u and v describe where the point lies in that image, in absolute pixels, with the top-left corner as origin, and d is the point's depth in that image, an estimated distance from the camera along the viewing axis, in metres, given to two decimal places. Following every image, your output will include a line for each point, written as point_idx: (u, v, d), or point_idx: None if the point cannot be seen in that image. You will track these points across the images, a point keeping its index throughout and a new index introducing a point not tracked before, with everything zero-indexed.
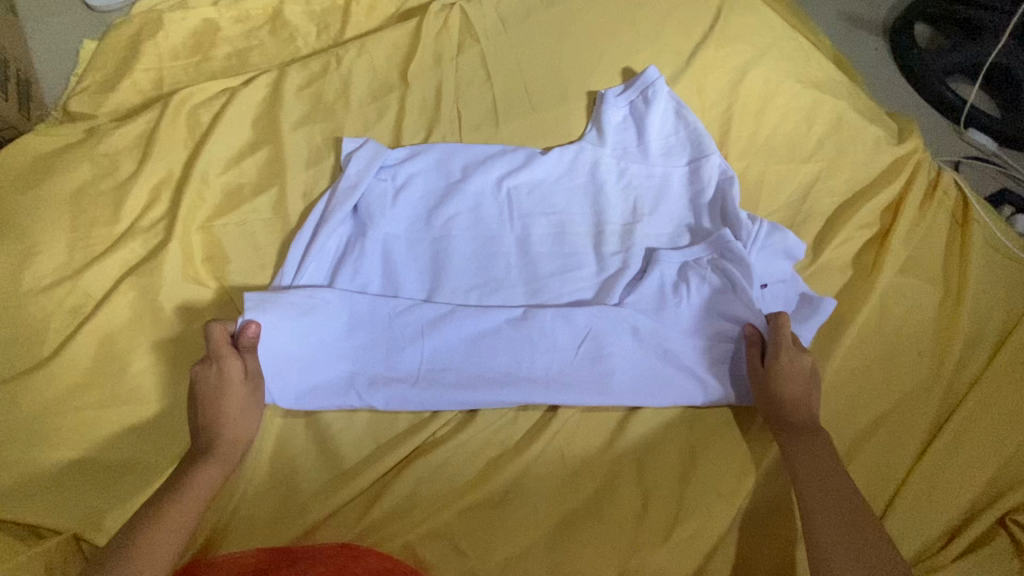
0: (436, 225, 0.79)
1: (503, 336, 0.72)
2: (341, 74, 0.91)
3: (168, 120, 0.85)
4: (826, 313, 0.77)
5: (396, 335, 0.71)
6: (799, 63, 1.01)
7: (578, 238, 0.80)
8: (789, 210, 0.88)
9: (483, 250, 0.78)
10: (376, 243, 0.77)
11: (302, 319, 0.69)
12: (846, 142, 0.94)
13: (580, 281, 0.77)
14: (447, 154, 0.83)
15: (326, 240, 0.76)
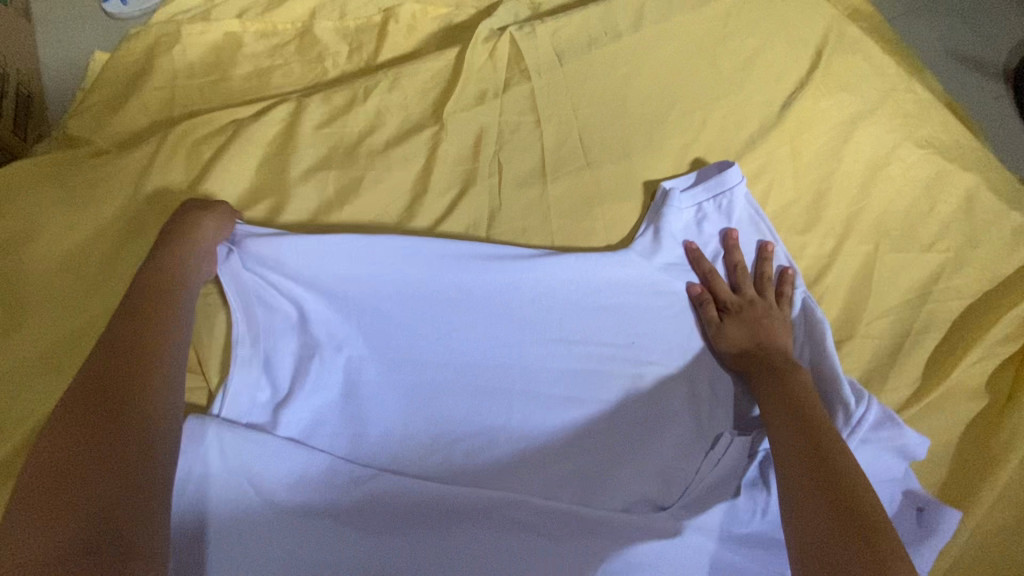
0: (424, 352, 0.65)
1: (491, 526, 0.57)
2: (367, 111, 0.78)
3: (167, 158, 0.74)
4: (950, 530, 0.61)
5: (359, 511, 0.57)
6: (918, 120, 0.83)
7: (602, 381, 0.65)
8: (904, 312, 0.71)
9: (482, 396, 0.64)
10: (351, 374, 0.65)
11: (251, 482, 0.57)
12: (978, 227, 0.75)
13: (587, 437, 0.63)
14: (445, 260, 0.66)
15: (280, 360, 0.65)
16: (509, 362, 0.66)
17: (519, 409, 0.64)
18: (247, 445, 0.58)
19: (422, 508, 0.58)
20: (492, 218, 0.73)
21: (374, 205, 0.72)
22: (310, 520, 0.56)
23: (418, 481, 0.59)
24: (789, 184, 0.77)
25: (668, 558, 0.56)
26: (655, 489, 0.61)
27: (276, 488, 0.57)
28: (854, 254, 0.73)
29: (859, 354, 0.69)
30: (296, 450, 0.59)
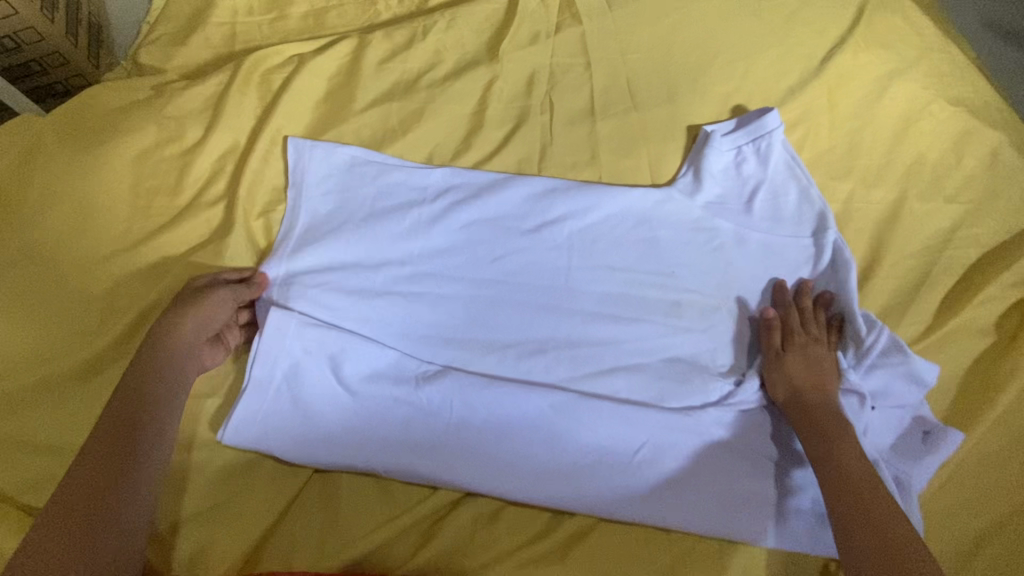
0: (483, 270, 0.71)
1: (542, 426, 0.65)
2: (427, 49, 0.82)
3: (239, 84, 0.77)
4: (949, 450, 0.66)
5: (422, 402, 0.65)
6: (950, 79, 0.86)
7: (643, 303, 0.71)
8: (925, 257, 0.76)
9: (531, 307, 0.70)
10: (414, 282, 0.70)
11: (329, 367, 0.66)
12: (1000, 183, 0.79)
13: (630, 352, 0.68)
14: (508, 192, 0.73)
15: (344, 259, 0.70)
16: (558, 282, 0.71)
17: (564, 323, 0.69)
18: (327, 336, 0.66)
19: (479, 399, 0.65)
20: (543, 153, 0.77)
21: (433, 135, 0.77)
22: (384, 402, 0.65)
23: (476, 380, 0.66)
24: (824, 135, 0.81)
25: (688, 451, 0.65)
26: (692, 395, 0.67)
27: (356, 374, 0.66)
28: (881, 202, 0.78)
29: (880, 292, 0.74)
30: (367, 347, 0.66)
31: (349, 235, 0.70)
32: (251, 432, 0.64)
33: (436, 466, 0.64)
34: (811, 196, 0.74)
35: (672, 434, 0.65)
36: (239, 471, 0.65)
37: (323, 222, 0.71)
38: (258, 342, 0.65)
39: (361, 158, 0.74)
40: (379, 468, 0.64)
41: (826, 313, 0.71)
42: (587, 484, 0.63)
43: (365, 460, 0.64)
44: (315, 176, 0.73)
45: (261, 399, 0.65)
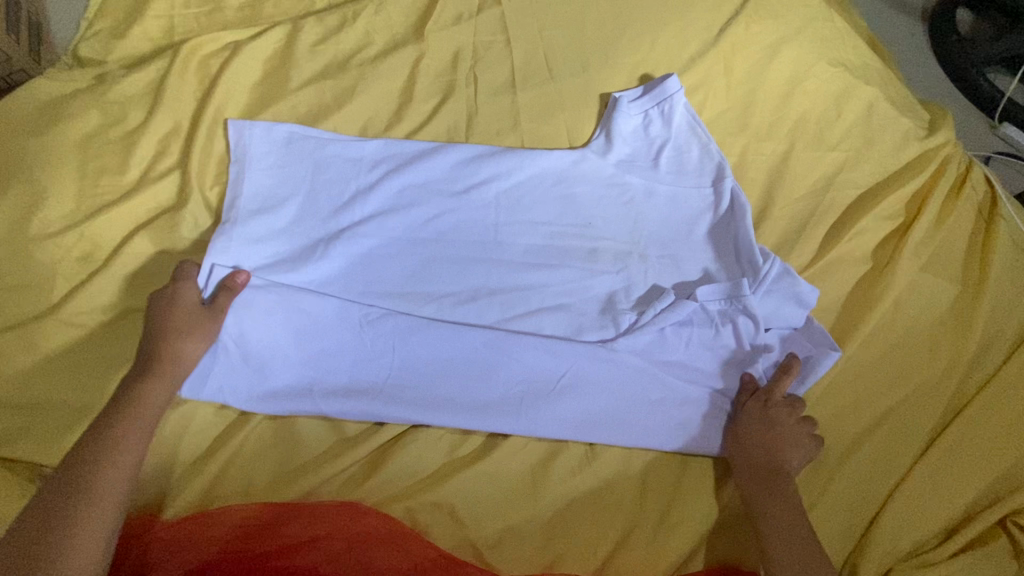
0: (417, 230, 0.77)
1: (475, 361, 0.71)
2: (357, 31, 0.88)
3: (178, 69, 0.82)
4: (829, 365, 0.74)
5: (364, 348, 0.71)
6: (833, 44, 0.97)
7: (564, 252, 0.78)
8: (812, 199, 0.86)
9: (461, 261, 0.76)
10: (350, 242, 0.75)
11: (271, 319, 0.70)
12: (875, 132, 0.90)
13: (552, 293, 0.76)
14: (436, 159, 0.80)
15: (283, 226, 0.75)
16: (486, 237, 0.78)
17: (493, 273, 0.76)
18: (266, 295, 0.71)
19: (416, 341, 0.71)
20: (470, 122, 0.84)
21: (366, 110, 0.83)
22: (328, 352, 0.71)
23: (412, 324, 0.72)
24: (722, 97, 0.91)
25: (607, 376, 0.72)
26: (607, 328, 0.74)
27: (296, 327, 0.71)
28: (772, 154, 0.88)
29: (772, 232, 0.84)
30: (308, 303, 0.71)
31: (290, 204, 0.76)
32: (204, 385, 0.69)
33: (380, 406, 0.70)
34: (708, 151, 0.83)
35: (592, 362, 0.72)
36: (198, 419, 0.70)
37: (259, 190, 0.75)
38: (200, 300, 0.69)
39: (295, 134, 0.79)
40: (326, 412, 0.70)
41: (724, 252, 0.79)
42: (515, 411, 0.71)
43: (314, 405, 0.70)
44: (254, 152, 0.77)
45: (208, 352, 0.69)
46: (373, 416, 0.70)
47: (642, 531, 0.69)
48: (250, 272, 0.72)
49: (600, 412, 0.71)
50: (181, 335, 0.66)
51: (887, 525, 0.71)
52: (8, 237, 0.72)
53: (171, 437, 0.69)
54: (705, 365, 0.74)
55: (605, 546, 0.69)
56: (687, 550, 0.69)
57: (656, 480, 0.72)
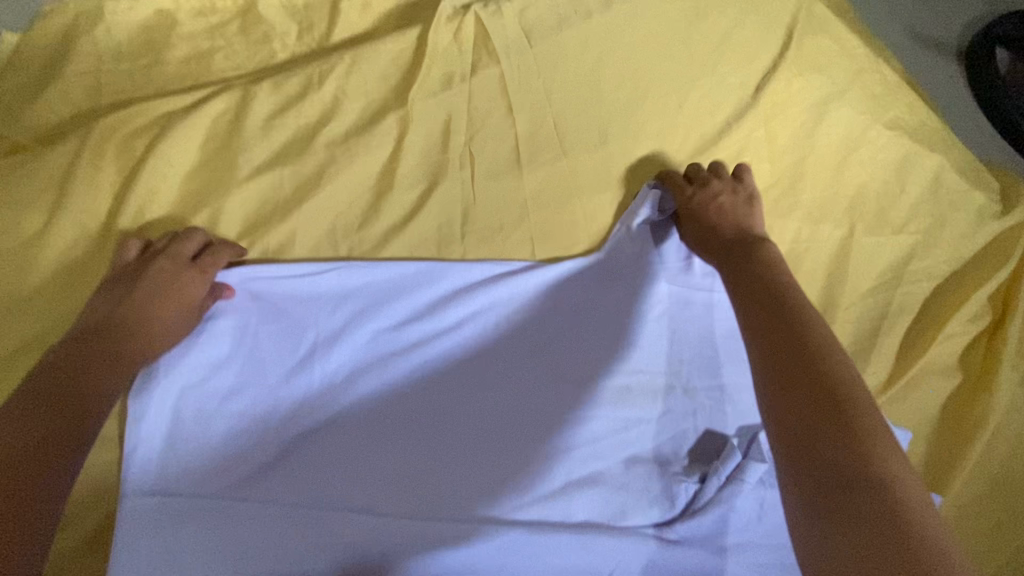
0: (399, 383, 0.60)
1: (490, 572, 0.54)
2: (324, 98, 0.71)
3: (94, 155, 0.64)
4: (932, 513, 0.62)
5: (332, 569, 0.52)
6: (886, 102, 0.83)
7: (591, 396, 0.61)
8: (882, 296, 0.71)
9: (460, 420, 0.59)
10: (319, 410, 0.58)
11: (207, 544, 0.52)
12: (945, 209, 0.76)
13: (579, 458, 0.58)
14: (418, 286, 0.64)
15: (222, 399, 0.58)
16: (489, 384, 0.61)
17: (503, 434, 0.59)
18: (204, 507, 0.54)
19: (412, 544, 0.53)
20: (467, 211, 0.67)
21: (335, 202, 0.65)
22: (289, 569, 0.52)
23: (396, 526, 0.53)
24: (766, 171, 0.76)
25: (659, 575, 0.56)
26: (654, 506, 0.58)
27: (242, 552, 0.52)
28: (829, 242, 0.73)
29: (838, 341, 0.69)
30: (252, 511, 0.53)
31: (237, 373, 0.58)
32: None
33: None
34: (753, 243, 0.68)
35: (640, 559, 0.55)
36: None
37: (195, 360, 0.58)
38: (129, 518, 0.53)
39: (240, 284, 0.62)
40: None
41: None
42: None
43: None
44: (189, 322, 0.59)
45: None
46: None
47: None
48: (178, 472, 0.55)
49: None
50: (168, 275, 0.58)
51: None
52: None
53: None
54: (785, 541, 0.58)
55: None
56: None
57: None
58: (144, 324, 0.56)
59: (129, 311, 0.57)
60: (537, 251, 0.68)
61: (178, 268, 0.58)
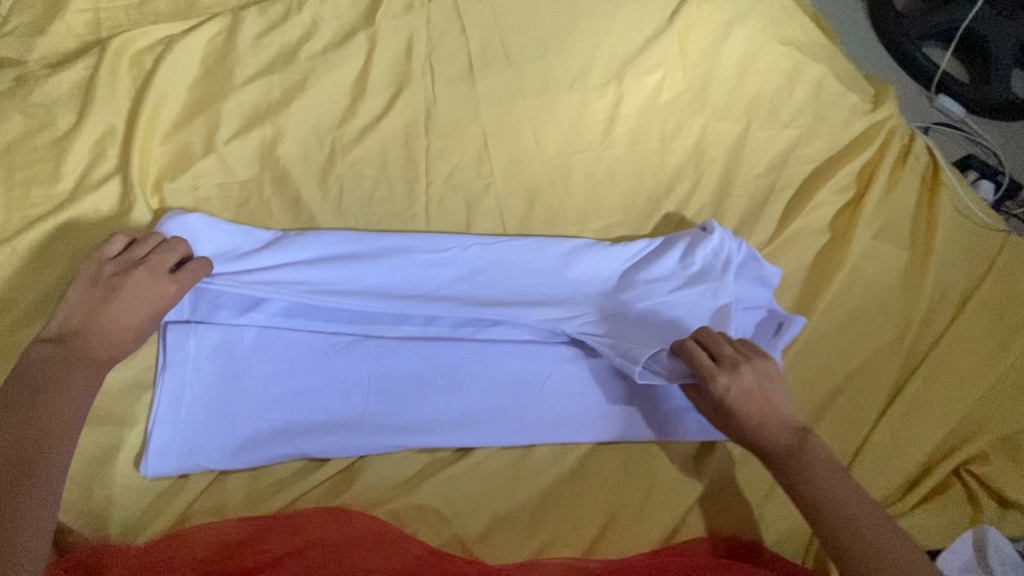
0: (378, 242, 0.72)
1: (455, 376, 0.69)
2: (303, 21, 0.83)
3: (110, 68, 0.76)
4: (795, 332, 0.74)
5: (336, 376, 0.67)
6: (783, 21, 0.97)
7: (537, 255, 0.75)
8: (771, 175, 0.88)
9: (428, 277, 0.71)
10: (299, 269, 0.68)
11: (233, 360, 0.65)
12: (825, 108, 0.93)
13: (526, 297, 0.73)
14: (387, 169, 0.78)
15: (224, 258, 0.68)
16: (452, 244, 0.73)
17: (468, 280, 0.73)
18: (224, 332, 0.66)
19: (399, 360, 0.68)
20: (428, 112, 0.81)
21: (317, 104, 0.78)
22: (306, 387, 0.66)
23: (386, 345, 0.69)
24: (679, 79, 0.90)
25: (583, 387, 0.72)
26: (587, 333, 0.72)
27: (265, 366, 0.66)
28: (730, 134, 0.89)
29: (735, 210, 0.85)
30: (265, 336, 0.67)
31: (225, 252, 0.68)
32: (172, 456, 0.62)
33: (363, 434, 0.65)
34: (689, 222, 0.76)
35: (570, 370, 0.72)
36: (130, 443, 0.62)
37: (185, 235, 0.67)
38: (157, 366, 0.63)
39: (186, 217, 0.68)
40: (308, 451, 0.64)
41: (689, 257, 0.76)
42: (515, 421, 0.69)
43: (300, 439, 0.64)
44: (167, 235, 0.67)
45: (170, 412, 0.63)
46: (357, 449, 0.65)
47: (626, 513, 0.68)
48: (194, 310, 0.66)
49: (591, 425, 0.70)
50: (140, 283, 0.61)
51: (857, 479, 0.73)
52: None
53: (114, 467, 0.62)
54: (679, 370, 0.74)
55: (590, 533, 0.67)
56: (671, 530, 0.68)
57: (642, 463, 0.70)
58: (117, 331, 0.60)
59: (102, 318, 0.60)
60: (489, 141, 0.81)
61: (152, 279, 0.62)
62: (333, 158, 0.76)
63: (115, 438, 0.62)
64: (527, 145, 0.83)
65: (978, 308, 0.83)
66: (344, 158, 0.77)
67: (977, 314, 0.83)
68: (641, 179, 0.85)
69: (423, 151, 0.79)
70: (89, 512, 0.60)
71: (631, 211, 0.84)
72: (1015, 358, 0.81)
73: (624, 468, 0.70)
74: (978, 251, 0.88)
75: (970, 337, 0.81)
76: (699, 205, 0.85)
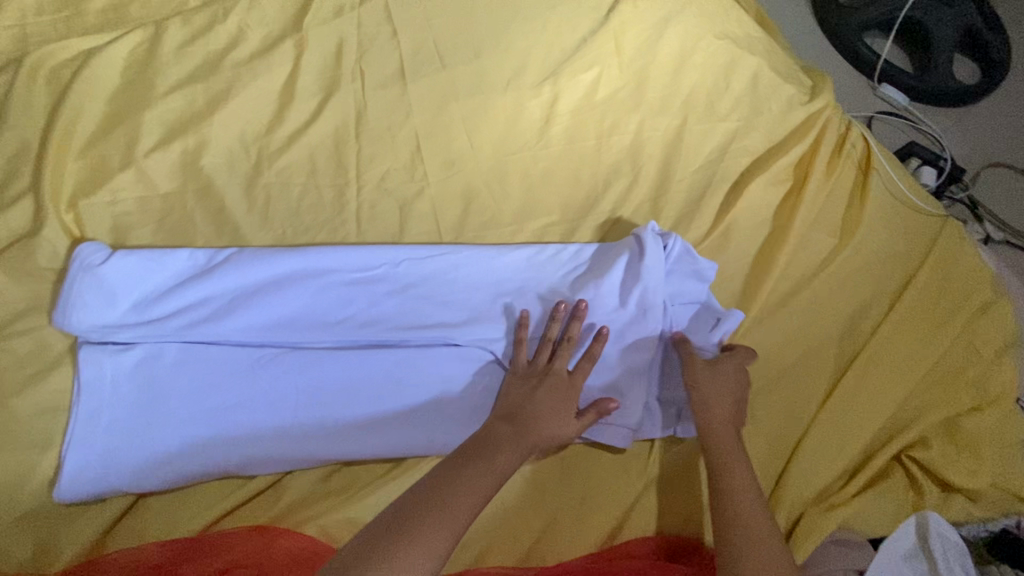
0: (302, 253, 0.69)
1: (386, 387, 0.67)
2: (229, 29, 0.82)
3: (24, 83, 0.74)
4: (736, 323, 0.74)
5: (258, 392, 0.64)
6: (721, 14, 0.97)
7: (469, 264, 0.73)
8: (709, 169, 0.87)
9: (360, 285, 0.69)
10: (221, 285, 0.66)
11: (149, 380, 0.63)
12: (763, 100, 0.93)
13: (458, 306, 0.71)
14: (316, 178, 0.76)
15: (137, 281, 0.65)
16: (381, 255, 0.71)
17: (397, 290, 0.70)
18: (140, 352, 0.63)
19: (324, 375, 0.65)
20: (358, 118, 0.80)
21: (242, 113, 0.77)
22: (228, 401, 0.63)
23: (311, 358, 0.66)
24: (615, 75, 0.90)
25: None
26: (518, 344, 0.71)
27: (183, 384, 0.63)
28: (667, 129, 0.88)
29: (674, 204, 0.85)
30: (183, 354, 0.64)
31: (144, 280, 0.66)
32: (88, 481, 0.59)
33: (287, 451, 0.63)
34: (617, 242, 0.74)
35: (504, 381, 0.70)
36: (44, 469, 0.60)
37: (93, 263, 0.64)
38: (74, 394, 0.61)
39: (102, 248, 0.66)
40: (234, 466, 0.62)
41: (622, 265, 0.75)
42: (448, 425, 0.67)
43: (225, 452, 0.62)
44: (74, 274, 0.63)
45: (85, 437, 0.60)
46: (283, 464, 0.64)
47: (563, 516, 0.68)
48: (106, 331, 0.63)
49: None
50: None
51: (797, 469, 0.73)
52: None
53: (26, 497, 0.59)
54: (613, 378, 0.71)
55: (528, 538, 0.67)
56: (610, 531, 0.68)
57: (581, 463, 0.70)
58: None
59: None
60: (421, 145, 0.80)
61: None
62: (259, 167, 0.75)
63: (29, 465, 0.60)
64: (462, 147, 0.82)
65: (915, 295, 0.84)
66: (271, 167, 0.75)
67: (915, 301, 0.83)
68: (579, 176, 0.84)
69: (354, 157, 0.78)
70: (2, 543, 0.57)
71: (569, 208, 0.83)
72: (952, 342, 0.82)
73: (562, 470, 0.70)
74: (915, 237, 0.88)
75: (908, 323, 0.82)
76: (638, 200, 0.85)
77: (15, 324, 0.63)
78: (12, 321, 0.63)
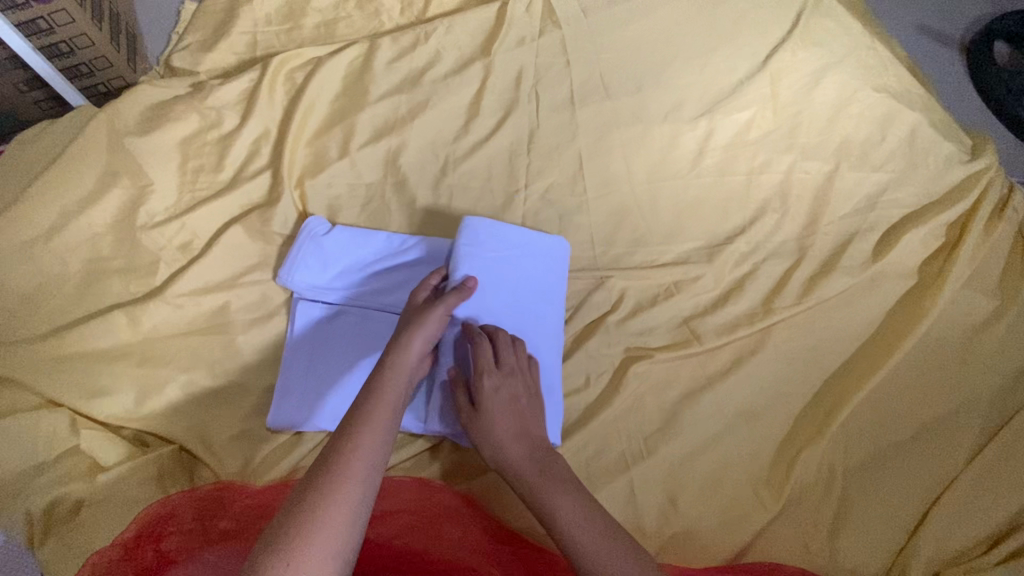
0: None
1: None
2: (429, 50, 0.95)
3: (268, 81, 0.89)
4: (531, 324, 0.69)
5: None
6: (879, 68, 0.98)
7: None
8: (857, 216, 0.89)
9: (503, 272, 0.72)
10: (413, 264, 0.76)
11: (346, 335, 0.73)
12: (919, 155, 0.93)
13: None
14: (490, 183, 0.86)
15: (345, 253, 0.77)
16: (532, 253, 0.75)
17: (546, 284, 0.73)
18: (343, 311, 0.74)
19: None
20: (531, 136, 0.89)
21: (434, 122, 0.88)
22: None
23: None
24: (770, 118, 0.94)
25: None
26: None
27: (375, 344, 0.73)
28: (817, 173, 0.91)
29: (821, 246, 0.87)
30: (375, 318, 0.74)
31: (352, 254, 0.77)
32: (294, 414, 0.69)
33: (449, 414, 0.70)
34: None
35: None
36: (254, 397, 0.71)
37: (315, 236, 0.77)
38: (289, 340, 0.72)
39: (323, 224, 0.78)
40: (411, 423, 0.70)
41: None
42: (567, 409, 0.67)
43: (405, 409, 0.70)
44: (302, 241, 0.76)
45: (297, 377, 0.71)
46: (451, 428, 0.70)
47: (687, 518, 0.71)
48: (319, 291, 0.75)
49: (654, 428, 0.75)
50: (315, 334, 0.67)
51: (938, 524, 0.71)
52: (118, 224, 0.77)
53: (238, 420, 0.70)
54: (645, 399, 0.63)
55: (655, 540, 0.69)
56: (734, 550, 0.70)
57: (711, 477, 0.73)
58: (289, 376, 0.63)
59: None
60: (583, 164, 0.88)
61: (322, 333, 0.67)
62: (445, 169, 0.86)
63: (249, 391, 0.71)
64: (619, 170, 0.89)
65: None
66: (455, 170, 0.86)
67: None
68: (727, 208, 0.89)
69: (525, 169, 0.87)
70: (222, 453, 0.68)
71: (715, 236, 0.87)
72: None
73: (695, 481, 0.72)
74: None
75: None
76: (783, 237, 0.87)
77: (250, 276, 0.76)
78: (247, 273, 0.77)
